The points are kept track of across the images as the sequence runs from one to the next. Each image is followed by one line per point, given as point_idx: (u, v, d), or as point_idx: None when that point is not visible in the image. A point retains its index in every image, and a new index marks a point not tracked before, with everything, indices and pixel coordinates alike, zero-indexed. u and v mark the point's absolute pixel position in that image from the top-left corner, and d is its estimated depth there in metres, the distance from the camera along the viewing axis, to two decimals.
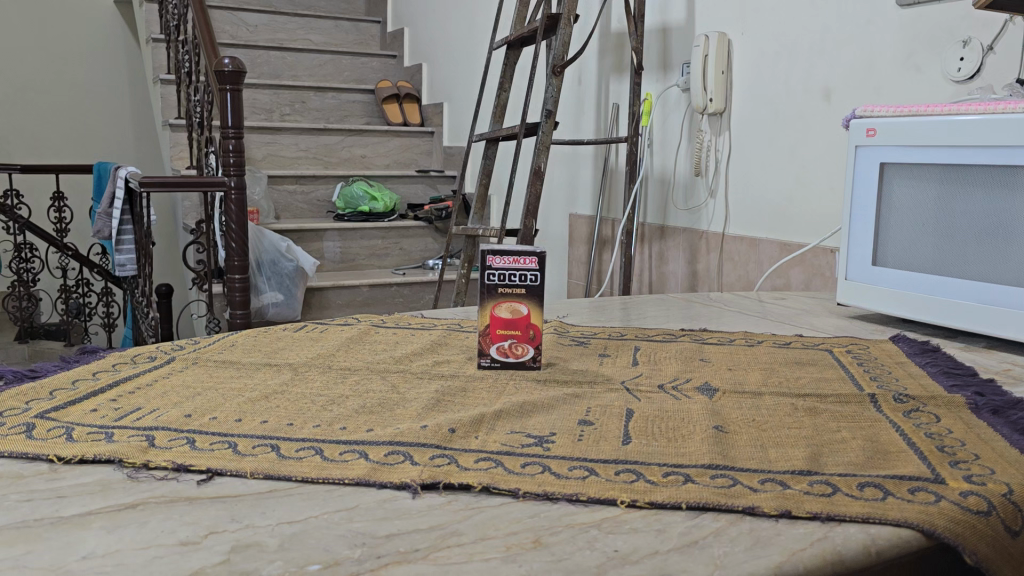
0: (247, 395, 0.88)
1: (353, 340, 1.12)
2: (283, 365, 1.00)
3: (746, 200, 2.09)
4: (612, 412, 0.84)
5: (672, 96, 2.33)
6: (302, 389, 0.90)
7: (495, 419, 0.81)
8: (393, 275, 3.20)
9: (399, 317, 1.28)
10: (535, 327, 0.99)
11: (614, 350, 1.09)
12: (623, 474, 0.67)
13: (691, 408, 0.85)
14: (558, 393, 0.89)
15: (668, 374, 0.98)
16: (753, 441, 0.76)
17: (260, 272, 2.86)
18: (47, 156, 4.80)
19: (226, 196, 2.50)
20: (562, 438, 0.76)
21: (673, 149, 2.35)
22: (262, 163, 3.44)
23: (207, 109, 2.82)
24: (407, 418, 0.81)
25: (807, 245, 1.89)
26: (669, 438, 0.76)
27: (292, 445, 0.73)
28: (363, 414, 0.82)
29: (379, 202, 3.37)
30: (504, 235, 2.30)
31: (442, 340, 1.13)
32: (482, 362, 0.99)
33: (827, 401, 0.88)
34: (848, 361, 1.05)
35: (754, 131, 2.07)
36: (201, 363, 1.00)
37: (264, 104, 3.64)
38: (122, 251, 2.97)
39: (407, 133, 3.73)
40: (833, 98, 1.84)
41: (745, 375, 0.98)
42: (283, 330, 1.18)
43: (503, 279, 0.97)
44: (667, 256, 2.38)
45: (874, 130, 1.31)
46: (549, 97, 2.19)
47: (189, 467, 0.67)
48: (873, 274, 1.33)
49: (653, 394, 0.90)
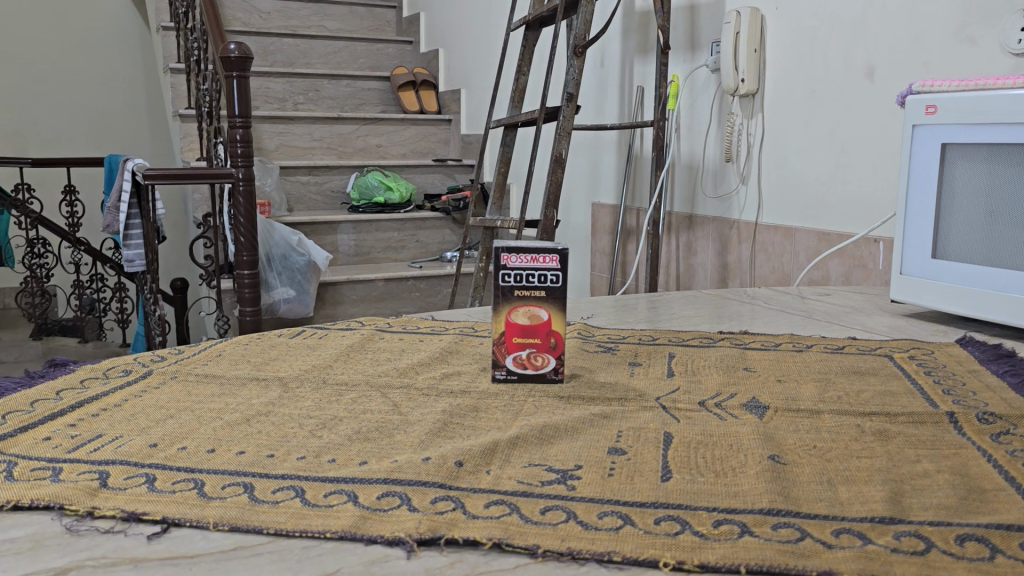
0: (225, 418, 0.77)
1: (353, 349, 1.00)
2: (272, 380, 0.88)
3: (781, 185, 1.96)
4: (647, 438, 0.72)
5: (700, 76, 2.20)
6: (290, 410, 0.79)
7: (510, 447, 0.69)
8: (410, 268, 3.09)
9: (408, 319, 1.16)
10: (556, 334, 0.87)
11: (645, 358, 0.96)
12: (664, 524, 0.55)
13: (741, 430, 0.73)
14: (584, 413, 0.77)
15: (709, 388, 0.85)
16: (818, 475, 0.64)
17: (271, 267, 2.76)
18: (64, 151, 4.72)
19: (234, 188, 2.40)
20: (589, 473, 0.64)
21: (702, 133, 2.21)
22: (273, 154, 3.34)
23: (215, 98, 2.72)
24: (407, 448, 0.69)
25: (850, 237, 1.75)
26: (717, 472, 0.64)
27: (270, 484, 0.62)
28: (357, 442, 0.71)
29: (394, 193, 3.24)
30: (522, 226, 2.17)
31: (453, 347, 1.01)
32: (497, 375, 0.87)
33: (899, 422, 0.75)
34: (914, 369, 0.92)
35: (789, 113, 1.93)
36: (181, 377, 0.89)
37: (277, 93, 3.53)
38: (130, 246, 2.88)
39: (423, 121, 3.62)
40: (877, 77, 1.70)
41: (799, 387, 0.86)
42: (278, 337, 1.07)
43: (520, 280, 0.85)
44: (695, 246, 2.25)
45: (934, 106, 1.16)
46: (570, 80, 2.06)
47: (141, 517, 0.57)
48: (933, 268, 1.19)
49: (694, 414, 0.78)
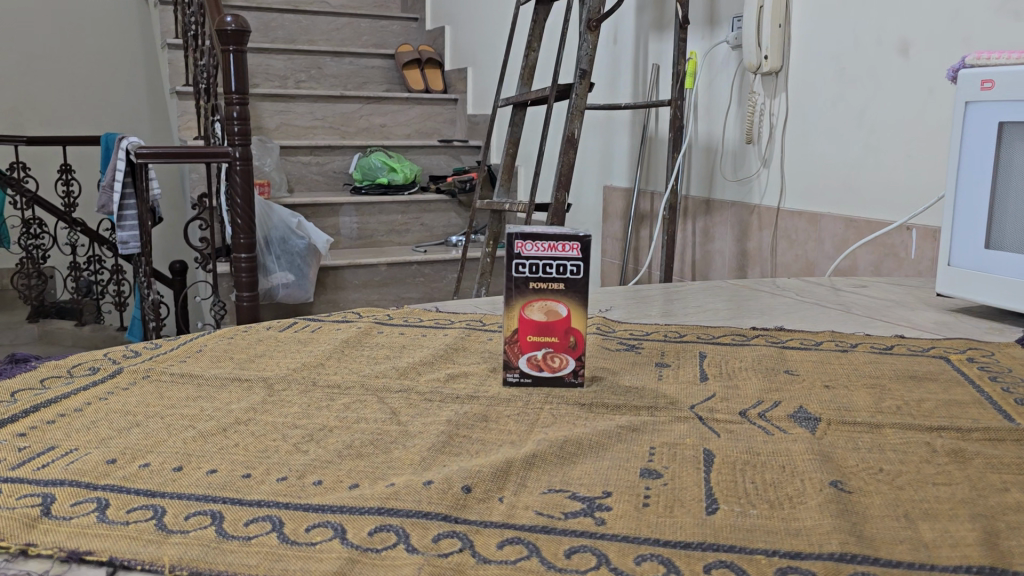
0: (198, 428, 0.67)
1: (348, 344, 0.90)
2: (256, 381, 0.78)
3: (805, 169, 1.85)
4: (684, 457, 0.62)
5: (719, 54, 2.09)
6: (274, 418, 0.69)
7: (527, 469, 0.59)
8: (414, 252, 2.99)
9: (410, 311, 1.06)
10: (577, 332, 0.77)
11: (673, 358, 0.86)
12: (716, 574, 0.46)
13: (792, 448, 0.63)
14: (610, 426, 0.67)
15: (749, 396, 0.75)
16: (892, 507, 0.54)
17: (269, 250, 2.66)
18: (61, 129, 4.60)
19: (231, 168, 2.30)
20: (620, 503, 0.54)
21: (721, 113, 2.10)
22: (274, 134, 3.23)
23: (212, 74, 2.61)
24: (406, 468, 0.59)
25: (882, 224, 1.64)
26: (772, 502, 0.54)
27: (243, 514, 0.52)
28: (348, 460, 0.61)
29: (398, 173, 3.11)
30: (532, 209, 2.07)
31: (459, 343, 0.91)
32: (509, 378, 0.77)
33: (973, 440, 0.65)
34: (977, 374, 0.82)
35: (814, 92, 1.81)
36: (154, 377, 0.79)
37: (278, 70, 3.42)
38: (124, 228, 2.77)
39: (428, 101, 3.51)
40: (911, 52, 1.58)
41: (851, 395, 0.76)
42: (266, 330, 0.97)
43: (536, 271, 0.75)
44: (712, 232, 2.15)
45: (990, 81, 1.05)
46: (583, 56, 1.95)
47: (84, 557, 0.47)
48: (983, 259, 1.08)
49: (736, 428, 0.68)
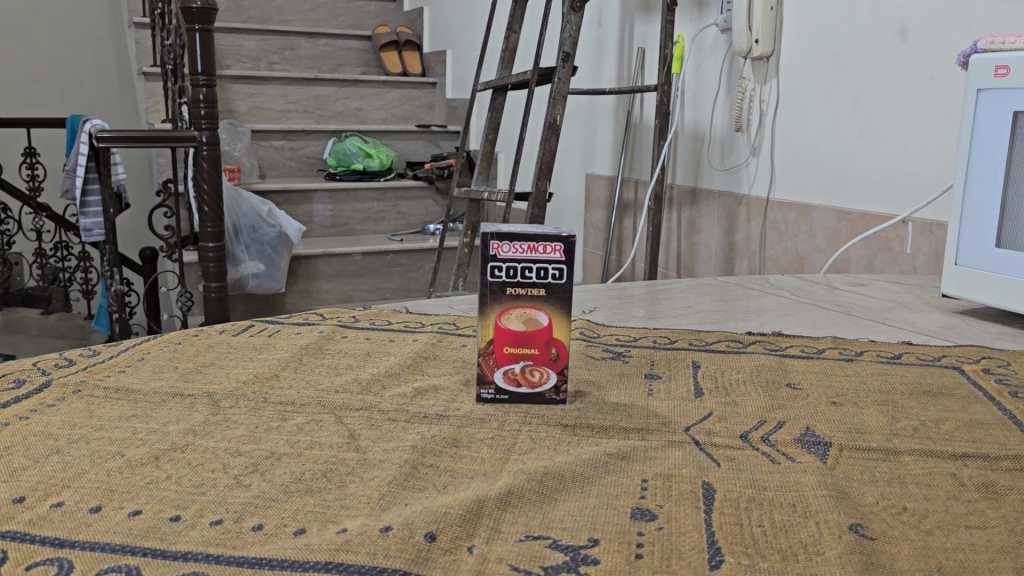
0: (126, 456, 0.58)
1: (307, 352, 0.82)
2: (200, 397, 0.70)
3: (796, 159, 1.77)
4: (681, 493, 0.54)
5: (708, 36, 2.01)
6: (216, 443, 0.61)
7: (501, 509, 0.51)
8: (390, 241, 2.90)
9: (377, 313, 0.98)
10: (559, 343, 0.69)
11: (664, 369, 0.79)
12: None
13: (802, 482, 0.56)
14: (596, 453, 0.59)
15: (750, 415, 0.68)
16: (922, 560, 0.46)
17: (238, 239, 2.56)
18: (27, 110, 4.41)
19: (198, 153, 2.19)
20: (611, 555, 0.46)
21: (709, 99, 2.02)
22: (246, 117, 3.11)
23: (179, 54, 2.49)
24: (361, 509, 0.51)
25: (876, 217, 1.58)
26: (786, 554, 0.47)
27: (165, 572, 0.44)
28: (295, 498, 0.53)
29: (374, 159, 3.03)
30: (512, 198, 1.98)
31: (429, 351, 0.83)
32: (482, 395, 0.69)
33: (1004, 472, 0.58)
34: (995, 390, 0.75)
35: (807, 77, 1.74)
36: (86, 392, 0.71)
37: (250, 51, 3.30)
38: (88, 214, 2.65)
39: (406, 85, 3.41)
40: (910, 38, 1.51)
41: (862, 415, 0.68)
42: (218, 335, 0.88)
43: (514, 275, 0.67)
44: (698, 223, 2.07)
45: (1004, 68, 0.97)
46: (566, 38, 1.86)
47: None
48: (993, 258, 1.01)
49: (738, 455, 0.60)
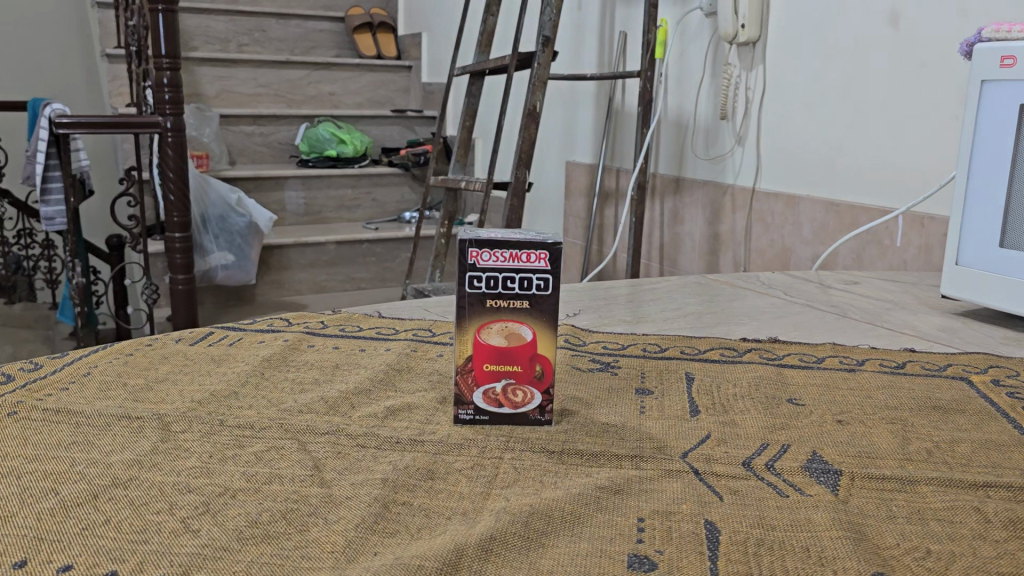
0: (60, 495, 0.52)
1: (270, 364, 0.76)
2: (149, 420, 0.63)
3: (784, 149, 1.72)
4: (683, 534, 0.49)
5: (692, 22, 1.95)
6: (164, 478, 0.54)
7: (482, 559, 0.45)
8: (365, 229, 2.83)
9: (348, 318, 0.92)
10: (543, 360, 0.63)
11: (656, 383, 0.73)
12: None
13: (815, 520, 0.51)
14: (587, 486, 0.54)
15: (750, 438, 0.62)
16: None
17: (206, 229, 2.48)
18: None
19: (163, 139, 2.10)
20: None
21: (693, 85, 1.96)
22: (214, 101, 3.02)
23: (143, 35, 2.39)
24: (323, 561, 0.45)
25: (867, 210, 1.53)
26: None
27: None
28: (249, 546, 0.46)
29: (348, 146, 2.94)
30: (490, 187, 1.92)
31: (403, 363, 0.77)
32: (460, 416, 0.64)
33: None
34: (1009, 404, 0.70)
35: (796, 65, 1.68)
36: (22, 414, 0.64)
37: (219, 32, 3.20)
38: (49, 202, 2.55)
39: (381, 68, 3.32)
40: (902, 24, 1.46)
41: (871, 436, 0.63)
42: (174, 344, 0.82)
43: (495, 286, 0.61)
44: (682, 214, 2.02)
45: (1010, 58, 0.92)
46: (546, 21, 1.80)
47: None
48: (995, 258, 0.96)
49: (742, 487, 0.55)
